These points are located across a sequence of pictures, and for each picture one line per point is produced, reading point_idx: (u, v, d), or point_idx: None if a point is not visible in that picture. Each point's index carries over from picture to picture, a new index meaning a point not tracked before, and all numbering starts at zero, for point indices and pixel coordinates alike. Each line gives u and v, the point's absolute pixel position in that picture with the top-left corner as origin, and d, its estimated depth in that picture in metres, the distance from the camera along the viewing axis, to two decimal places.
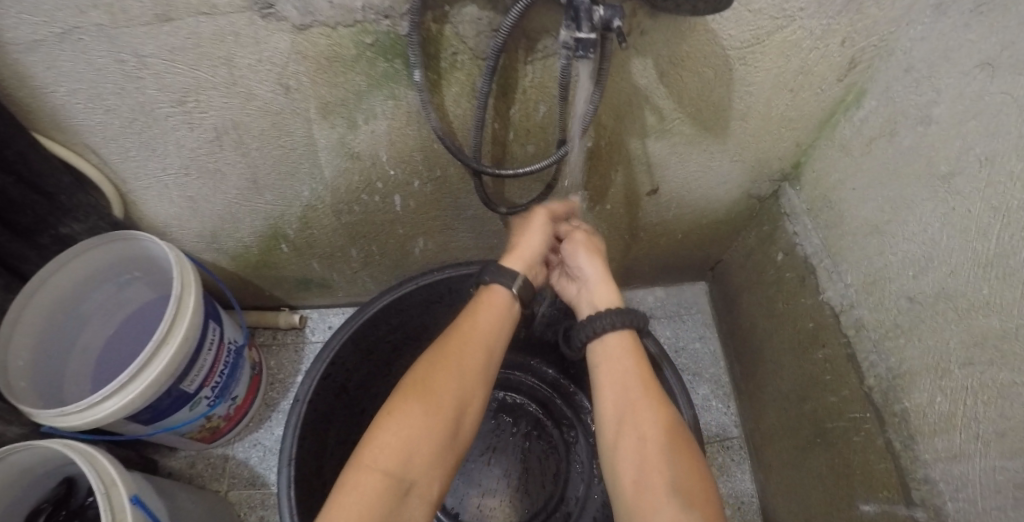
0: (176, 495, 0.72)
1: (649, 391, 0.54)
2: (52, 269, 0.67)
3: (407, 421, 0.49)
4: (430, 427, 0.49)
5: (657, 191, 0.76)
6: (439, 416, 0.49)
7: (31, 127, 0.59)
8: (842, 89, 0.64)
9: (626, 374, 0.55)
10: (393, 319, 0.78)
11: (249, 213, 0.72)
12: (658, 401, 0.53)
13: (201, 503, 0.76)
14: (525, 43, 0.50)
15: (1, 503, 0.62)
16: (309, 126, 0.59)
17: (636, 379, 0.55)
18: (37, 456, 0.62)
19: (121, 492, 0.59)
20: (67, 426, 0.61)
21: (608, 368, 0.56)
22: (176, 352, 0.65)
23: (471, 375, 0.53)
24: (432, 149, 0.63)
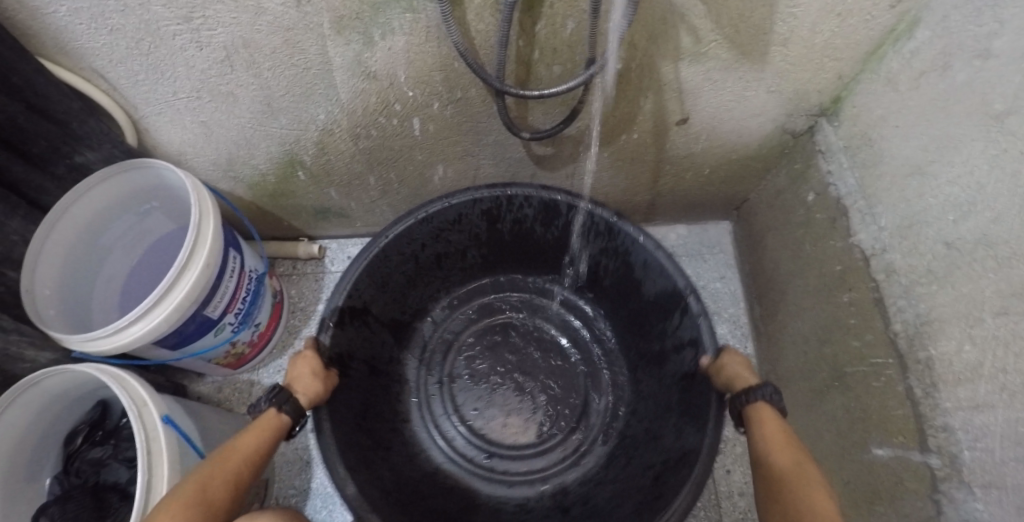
0: (205, 416, 0.75)
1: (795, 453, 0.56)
2: (73, 198, 0.67)
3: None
4: None
5: (687, 121, 0.72)
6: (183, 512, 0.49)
7: (36, 51, 0.57)
8: (893, 17, 0.58)
9: (773, 438, 0.58)
10: (406, 250, 0.78)
11: (265, 137, 0.70)
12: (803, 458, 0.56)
13: (228, 424, 0.79)
14: None
15: (41, 424, 0.66)
16: (322, 42, 0.56)
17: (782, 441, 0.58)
18: (72, 380, 0.64)
19: (152, 412, 0.61)
20: (96, 351, 0.62)
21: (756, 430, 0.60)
22: (197, 278, 0.66)
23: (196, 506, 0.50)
24: (453, 69, 0.60)
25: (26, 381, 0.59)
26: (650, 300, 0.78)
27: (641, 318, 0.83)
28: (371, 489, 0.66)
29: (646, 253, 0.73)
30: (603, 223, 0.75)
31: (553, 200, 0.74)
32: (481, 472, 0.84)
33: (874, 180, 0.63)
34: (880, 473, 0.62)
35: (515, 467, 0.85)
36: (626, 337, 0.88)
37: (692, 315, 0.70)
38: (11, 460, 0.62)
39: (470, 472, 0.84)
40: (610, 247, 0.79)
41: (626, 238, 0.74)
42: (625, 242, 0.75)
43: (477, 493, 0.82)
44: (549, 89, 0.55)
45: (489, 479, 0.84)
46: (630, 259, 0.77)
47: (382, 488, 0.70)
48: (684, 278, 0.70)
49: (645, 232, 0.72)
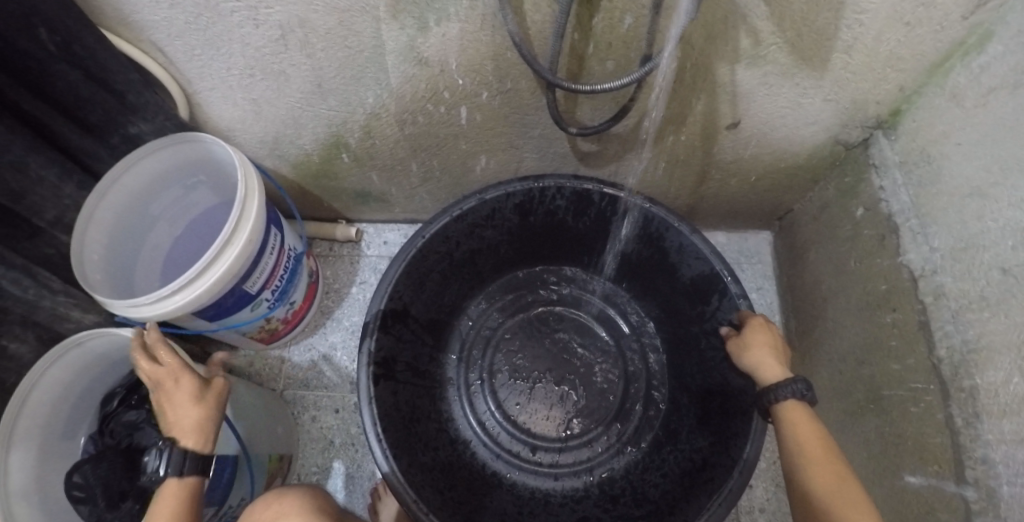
0: (239, 388, 0.77)
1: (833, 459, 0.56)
2: (123, 168, 0.69)
3: None
4: None
5: (737, 125, 0.71)
6: None
7: (99, 22, 0.59)
8: (966, 29, 0.56)
9: (808, 443, 0.57)
10: (442, 248, 0.78)
11: (313, 117, 0.72)
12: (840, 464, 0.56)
13: (263, 397, 0.81)
14: None
15: (83, 383, 0.69)
16: (377, 25, 0.56)
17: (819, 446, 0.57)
18: (112, 343, 0.68)
19: None
20: (140, 316, 0.65)
21: (787, 432, 0.59)
22: (238, 254, 0.67)
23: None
24: (505, 59, 0.60)
25: (68, 341, 0.63)
26: (686, 284, 0.79)
27: (677, 304, 0.83)
28: (419, 485, 0.68)
29: (680, 238, 0.73)
30: (650, 217, 0.74)
31: (585, 190, 0.74)
32: (528, 465, 0.86)
33: (931, 186, 0.61)
34: (911, 501, 0.60)
35: (560, 458, 0.87)
36: (663, 322, 0.89)
37: (730, 297, 0.71)
38: (51, 417, 0.65)
39: (517, 465, 0.86)
40: (646, 235, 0.79)
41: (658, 222, 0.74)
42: (658, 227, 0.75)
43: (525, 485, 0.84)
44: (602, 84, 0.55)
45: (537, 472, 0.86)
46: (664, 245, 0.77)
47: (430, 477, 0.73)
48: (727, 268, 0.71)
49: (700, 234, 0.71)
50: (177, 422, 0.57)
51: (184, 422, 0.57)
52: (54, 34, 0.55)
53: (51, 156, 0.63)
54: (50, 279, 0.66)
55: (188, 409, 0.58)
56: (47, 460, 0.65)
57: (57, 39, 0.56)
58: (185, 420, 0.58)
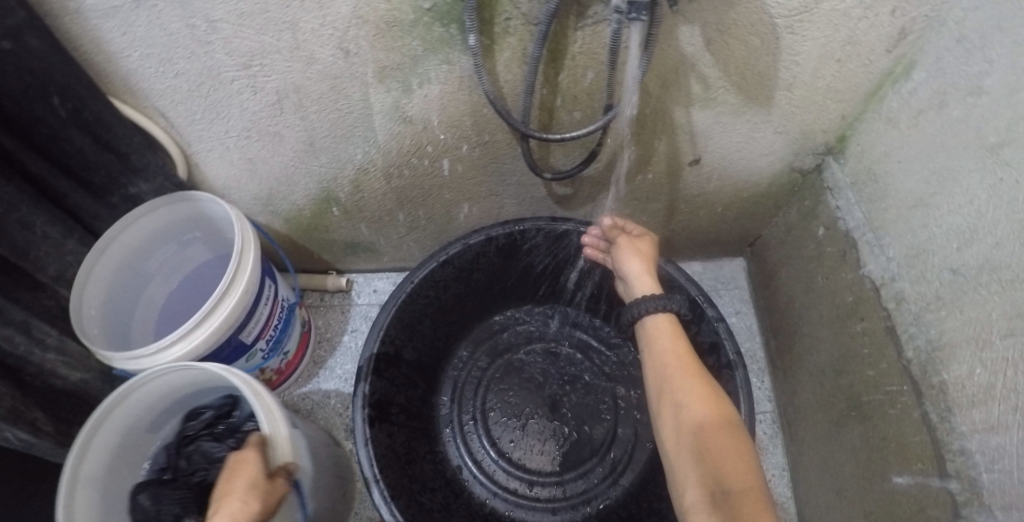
0: (319, 449, 0.75)
1: (701, 376, 0.60)
2: (123, 226, 0.72)
3: None
4: None
5: (699, 161, 0.77)
6: None
7: (107, 91, 0.64)
8: (891, 61, 0.63)
9: (673, 360, 0.62)
10: (430, 292, 0.81)
11: (305, 175, 0.75)
12: (707, 381, 0.59)
13: (331, 459, 0.79)
14: (575, 9, 0.51)
15: (169, 398, 0.71)
16: (365, 89, 0.61)
17: (688, 364, 0.61)
18: (190, 379, 0.69)
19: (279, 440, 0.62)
20: (138, 368, 0.66)
21: (658, 350, 0.64)
22: (235, 304, 0.69)
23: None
24: (482, 114, 0.65)
25: (145, 375, 0.63)
26: None
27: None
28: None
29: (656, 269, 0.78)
30: None
31: (563, 230, 0.79)
32: (527, 501, 0.87)
33: (878, 200, 0.68)
34: (900, 502, 0.63)
35: (558, 492, 0.87)
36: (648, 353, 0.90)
37: (709, 321, 0.74)
38: (125, 432, 0.68)
39: (514, 502, 0.86)
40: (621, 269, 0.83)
41: None
42: None
43: None
44: (572, 132, 0.60)
45: (535, 508, 0.86)
46: None
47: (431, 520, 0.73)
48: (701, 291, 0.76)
49: (674, 265, 0.77)
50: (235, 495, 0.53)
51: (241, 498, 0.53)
52: (66, 100, 0.59)
53: (52, 217, 0.66)
54: (44, 333, 0.65)
55: (253, 491, 0.54)
56: (113, 473, 0.68)
57: (68, 106, 0.60)
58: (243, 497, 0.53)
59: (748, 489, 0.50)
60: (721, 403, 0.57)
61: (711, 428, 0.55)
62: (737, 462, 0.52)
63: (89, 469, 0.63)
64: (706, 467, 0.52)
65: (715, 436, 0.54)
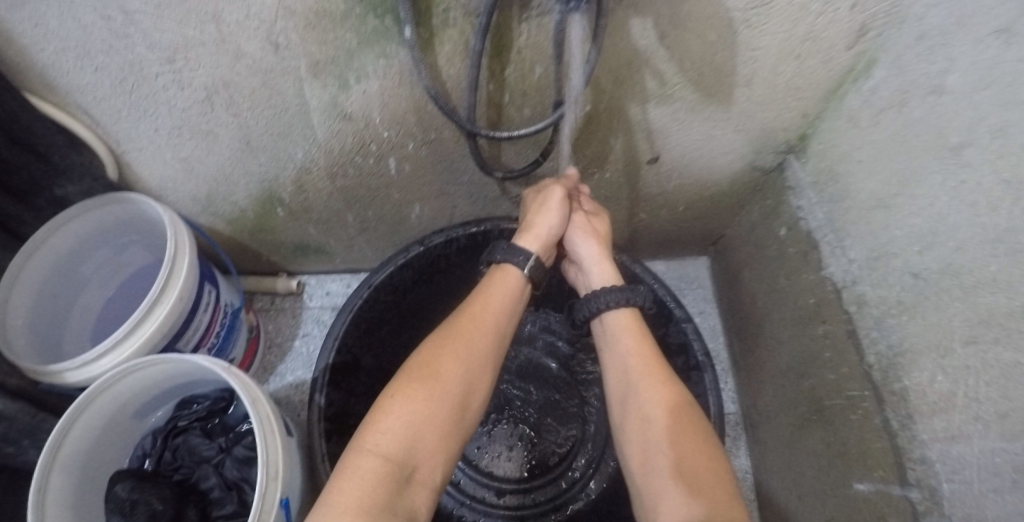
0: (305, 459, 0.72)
1: (661, 373, 0.57)
2: (52, 229, 0.67)
3: (411, 404, 0.47)
4: (435, 418, 0.47)
5: (658, 159, 0.74)
6: (446, 406, 0.48)
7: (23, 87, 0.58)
8: (852, 57, 0.60)
9: (634, 357, 0.58)
10: (389, 296, 0.77)
11: (243, 174, 0.70)
12: (670, 379, 0.56)
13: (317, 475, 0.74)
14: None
15: (166, 389, 0.67)
16: (299, 85, 0.57)
17: (648, 360, 0.58)
18: (187, 371, 0.65)
19: (275, 444, 0.59)
20: (64, 382, 0.61)
21: (619, 346, 0.60)
22: (169, 312, 0.65)
23: (418, 391, 0.48)
24: (427, 111, 0.61)
25: (142, 361, 0.58)
26: None
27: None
28: None
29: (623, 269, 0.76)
30: None
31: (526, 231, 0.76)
32: (496, 510, 0.83)
33: (839, 200, 0.66)
34: (861, 509, 0.60)
35: (527, 499, 0.83)
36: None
37: (677, 322, 0.72)
38: (115, 414, 0.63)
39: (483, 511, 0.82)
40: None
41: None
42: None
43: None
44: (520, 129, 0.57)
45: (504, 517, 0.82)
46: None
47: None
48: (670, 293, 0.73)
49: (639, 263, 0.74)
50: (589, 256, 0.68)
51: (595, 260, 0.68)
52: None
53: None
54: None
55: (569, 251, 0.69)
56: (93, 454, 0.63)
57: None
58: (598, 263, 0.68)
59: (713, 486, 0.47)
60: (682, 398, 0.55)
61: (674, 429, 0.52)
62: (697, 458, 0.49)
63: (70, 451, 0.58)
64: (669, 469, 0.49)
65: (680, 435, 0.51)
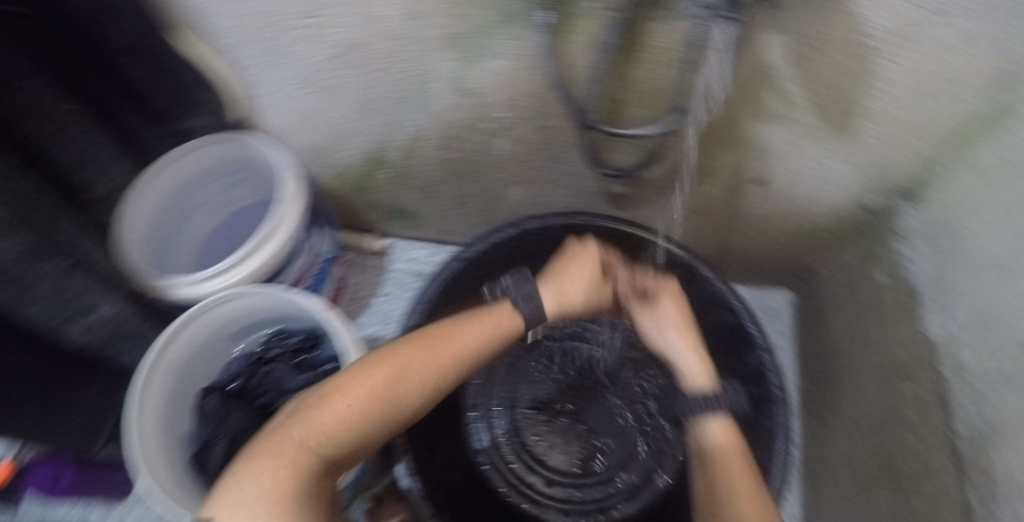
0: None
1: (756, 486, 0.48)
2: (177, 158, 0.72)
3: (352, 397, 0.45)
4: (364, 416, 0.45)
5: (766, 181, 0.72)
6: (381, 411, 0.46)
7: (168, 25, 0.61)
8: (983, 100, 0.52)
9: (724, 463, 0.50)
10: (480, 276, 0.72)
11: (356, 132, 0.72)
12: (761, 493, 0.47)
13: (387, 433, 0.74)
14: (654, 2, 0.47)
15: (262, 316, 0.67)
16: (428, 55, 0.59)
17: (738, 466, 0.50)
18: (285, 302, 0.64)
19: None
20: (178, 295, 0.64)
21: (710, 451, 0.52)
22: (277, 244, 0.64)
23: (356, 392, 0.45)
24: (546, 98, 0.61)
25: (257, 287, 0.62)
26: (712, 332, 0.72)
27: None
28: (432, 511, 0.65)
29: (707, 285, 0.68)
30: (679, 264, 0.69)
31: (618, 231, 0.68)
32: None
33: (948, 257, 0.61)
34: None
35: None
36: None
37: (755, 349, 0.64)
38: (214, 332, 0.65)
39: None
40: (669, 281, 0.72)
41: (681, 265, 0.69)
42: (682, 272, 0.69)
43: None
44: (630, 129, 0.57)
45: None
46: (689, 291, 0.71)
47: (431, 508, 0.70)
48: (755, 322, 0.65)
49: (728, 283, 0.66)
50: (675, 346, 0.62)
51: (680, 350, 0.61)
52: (131, 27, 0.57)
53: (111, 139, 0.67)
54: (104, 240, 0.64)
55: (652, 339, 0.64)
56: (190, 366, 0.65)
57: (131, 34, 0.58)
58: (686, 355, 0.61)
59: None
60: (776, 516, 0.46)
61: None
62: None
63: (172, 359, 0.61)
64: None
65: None
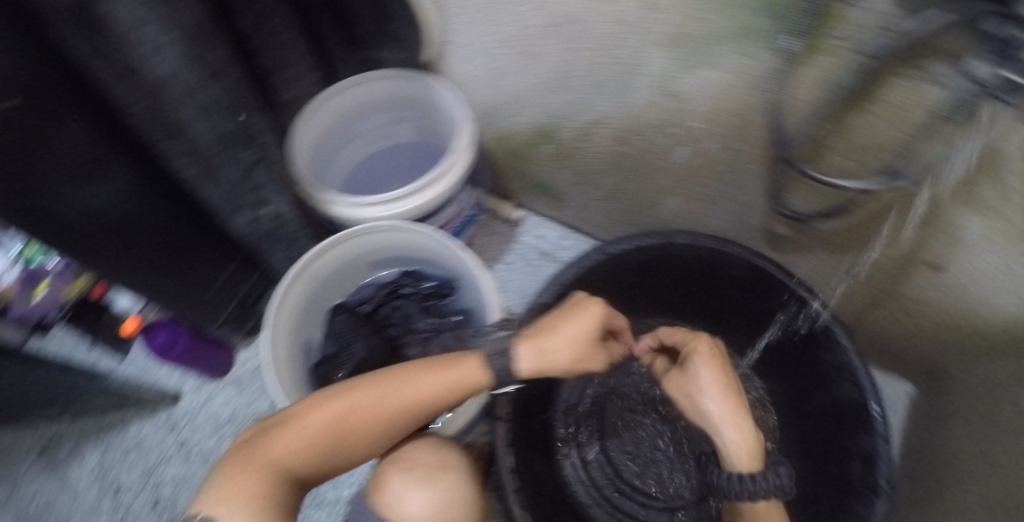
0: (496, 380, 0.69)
1: None
2: (356, 81, 0.67)
3: (311, 424, 0.44)
4: (316, 442, 0.44)
5: (948, 267, 0.55)
6: (333, 439, 0.44)
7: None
8: None
9: None
10: (621, 277, 0.70)
11: (536, 106, 0.67)
12: None
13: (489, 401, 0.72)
14: (904, 58, 0.42)
15: (405, 253, 0.66)
16: (646, 48, 0.55)
17: None
18: (434, 246, 0.63)
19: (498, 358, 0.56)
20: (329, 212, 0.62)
21: None
22: (441, 191, 0.62)
23: (313, 419, 0.44)
24: (748, 124, 0.56)
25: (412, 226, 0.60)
26: (830, 402, 0.64)
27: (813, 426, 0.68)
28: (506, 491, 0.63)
29: (842, 354, 0.60)
30: (821, 328, 0.62)
31: (771, 273, 0.63)
32: None
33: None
34: None
35: None
36: (791, 446, 0.71)
37: (872, 433, 0.57)
38: (357, 256, 0.64)
39: None
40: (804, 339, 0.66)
41: (818, 323, 0.62)
42: (819, 331, 0.63)
43: None
44: (840, 181, 0.52)
45: None
46: (820, 357, 0.64)
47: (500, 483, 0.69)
48: (880, 402, 0.57)
49: (865, 358, 0.58)
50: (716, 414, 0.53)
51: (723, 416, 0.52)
52: None
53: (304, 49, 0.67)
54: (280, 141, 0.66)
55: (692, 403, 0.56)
56: (328, 282, 0.65)
57: None
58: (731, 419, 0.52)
59: None
60: None
61: None
62: None
63: (317, 271, 0.61)
64: None
65: None
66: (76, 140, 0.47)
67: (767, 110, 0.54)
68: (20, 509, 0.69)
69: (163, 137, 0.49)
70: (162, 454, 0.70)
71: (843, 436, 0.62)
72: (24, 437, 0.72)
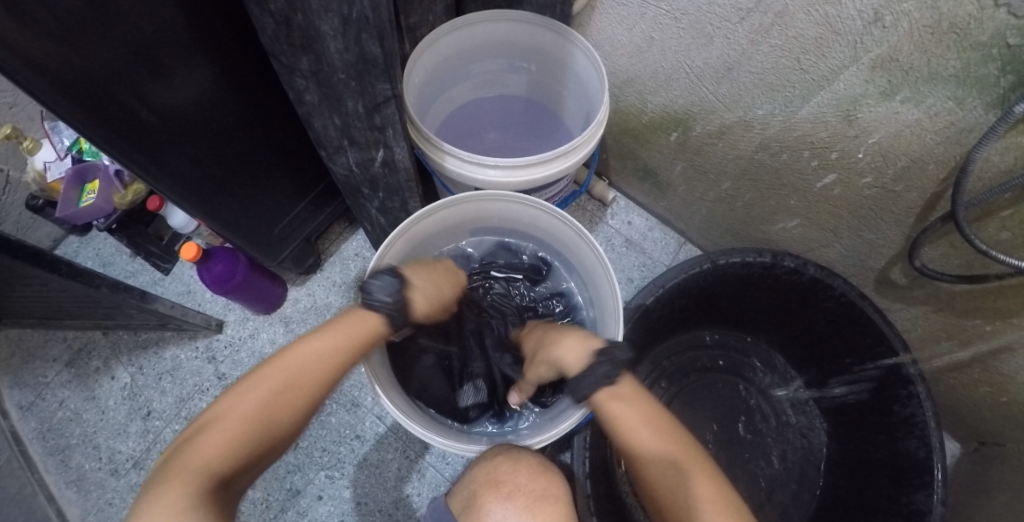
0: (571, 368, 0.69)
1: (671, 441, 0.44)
2: (490, 17, 0.58)
3: (230, 417, 0.37)
4: (240, 433, 0.37)
5: None
6: (256, 426, 0.38)
7: None
8: None
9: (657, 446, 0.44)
10: (720, 286, 0.67)
11: (686, 88, 0.60)
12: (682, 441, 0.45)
13: None
14: None
15: (513, 224, 0.62)
16: (846, 65, 0.46)
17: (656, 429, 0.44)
18: (550, 227, 0.60)
19: None
20: (442, 167, 0.54)
21: (642, 437, 0.44)
22: (567, 167, 0.54)
23: (227, 417, 0.37)
24: (924, 171, 0.50)
25: (539, 203, 0.55)
26: (886, 454, 0.64)
27: (855, 466, 0.68)
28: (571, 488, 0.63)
29: (916, 413, 0.59)
30: (900, 385, 0.60)
31: (868, 319, 0.60)
32: None
33: None
34: None
35: None
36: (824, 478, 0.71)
37: (929, 499, 0.57)
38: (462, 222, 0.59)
39: None
40: (878, 387, 0.63)
41: (898, 381, 0.60)
42: (896, 388, 0.61)
43: None
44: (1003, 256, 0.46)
45: None
46: (890, 409, 0.62)
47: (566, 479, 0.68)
48: (944, 468, 0.57)
49: (942, 424, 0.57)
50: (542, 353, 0.52)
51: (550, 348, 0.51)
52: None
53: None
54: None
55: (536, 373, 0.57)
56: (424, 243, 0.59)
57: None
58: (558, 344, 0.50)
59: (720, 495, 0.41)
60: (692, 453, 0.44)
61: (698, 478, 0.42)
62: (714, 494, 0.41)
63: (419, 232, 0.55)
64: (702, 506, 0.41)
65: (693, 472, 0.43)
66: (208, 85, 0.45)
67: (949, 168, 0.48)
68: (46, 416, 0.70)
69: (282, 61, 0.41)
70: (199, 386, 0.70)
71: (890, 488, 0.62)
72: (55, 341, 0.73)
